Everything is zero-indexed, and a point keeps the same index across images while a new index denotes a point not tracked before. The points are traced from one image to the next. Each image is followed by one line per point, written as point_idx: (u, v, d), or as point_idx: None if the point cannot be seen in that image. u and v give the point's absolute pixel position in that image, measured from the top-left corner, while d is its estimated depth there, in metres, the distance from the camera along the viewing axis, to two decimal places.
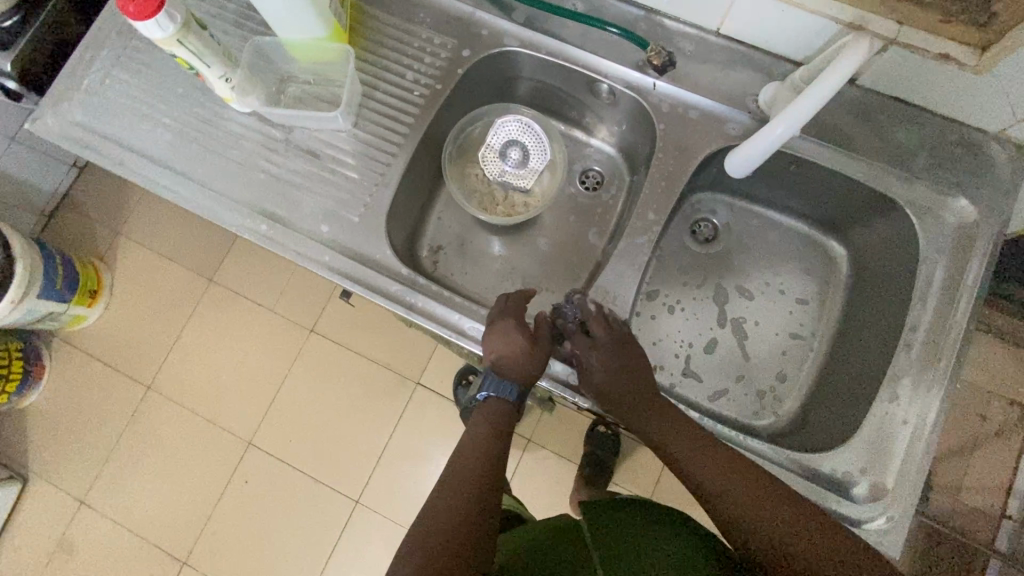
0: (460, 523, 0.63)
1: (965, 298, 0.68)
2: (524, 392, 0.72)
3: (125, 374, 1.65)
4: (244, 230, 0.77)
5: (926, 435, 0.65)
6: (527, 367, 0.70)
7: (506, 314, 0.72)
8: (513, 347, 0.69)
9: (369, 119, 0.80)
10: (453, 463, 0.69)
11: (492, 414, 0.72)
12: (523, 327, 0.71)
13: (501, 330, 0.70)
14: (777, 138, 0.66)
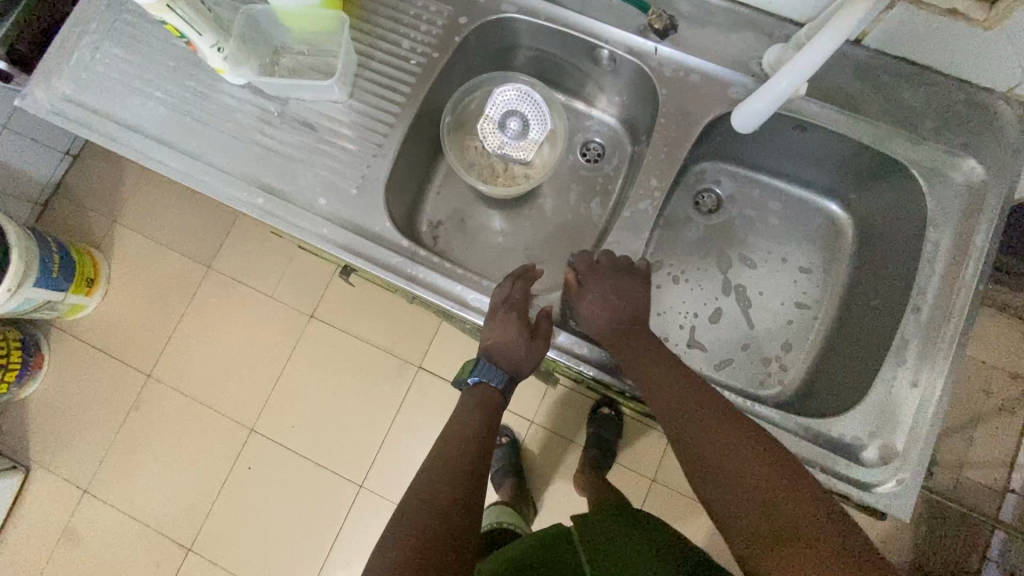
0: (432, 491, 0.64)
1: (974, 260, 0.67)
2: (513, 384, 0.74)
3: (125, 363, 1.64)
4: (243, 206, 0.76)
5: (935, 398, 0.64)
6: (521, 364, 0.71)
7: (510, 306, 0.71)
8: (510, 341, 0.70)
9: (366, 90, 0.79)
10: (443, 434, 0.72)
11: (481, 403, 0.72)
12: (523, 320, 0.70)
13: (501, 322, 0.70)
14: (782, 91, 0.65)
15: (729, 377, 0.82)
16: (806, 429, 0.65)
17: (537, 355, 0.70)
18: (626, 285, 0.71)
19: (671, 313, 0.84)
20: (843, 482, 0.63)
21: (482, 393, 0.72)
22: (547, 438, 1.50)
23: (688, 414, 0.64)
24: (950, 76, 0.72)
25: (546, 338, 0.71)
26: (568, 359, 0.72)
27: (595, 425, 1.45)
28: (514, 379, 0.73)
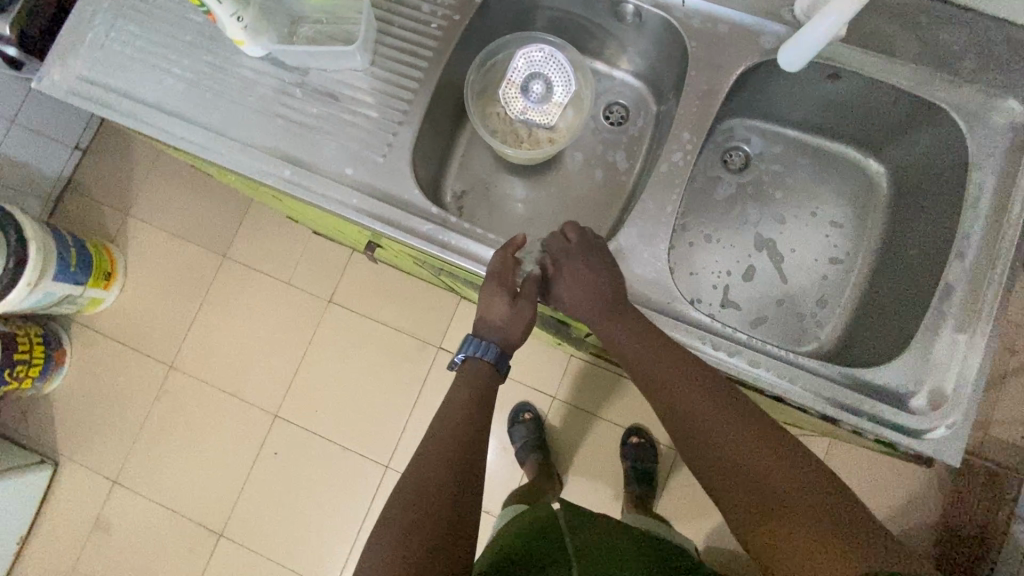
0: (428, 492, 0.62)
1: (1019, 201, 0.65)
2: (507, 353, 0.72)
3: (146, 355, 1.65)
4: (268, 179, 0.75)
5: (982, 344, 0.63)
6: (509, 330, 0.70)
7: (494, 276, 0.69)
8: (495, 311, 0.69)
9: (387, 56, 0.78)
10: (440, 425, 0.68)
11: (470, 378, 0.71)
12: (506, 289, 0.69)
13: (484, 293, 0.70)
14: (839, 16, 0.61)
15: (765, 334, 0.81)
16: (842, 377, 0.65)
17: (523, 319, 0.69)
18: (601, 264, 0.68)
19: (703, 273, 0.84)
20: (888, 428, 0.63)
21: (473, 367, 0.71)
22: (571, 414, 1.52)
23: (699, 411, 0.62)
24: (989, 16, 0.70)
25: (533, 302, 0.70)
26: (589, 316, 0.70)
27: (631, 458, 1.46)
28: (506, 347, 0.71)
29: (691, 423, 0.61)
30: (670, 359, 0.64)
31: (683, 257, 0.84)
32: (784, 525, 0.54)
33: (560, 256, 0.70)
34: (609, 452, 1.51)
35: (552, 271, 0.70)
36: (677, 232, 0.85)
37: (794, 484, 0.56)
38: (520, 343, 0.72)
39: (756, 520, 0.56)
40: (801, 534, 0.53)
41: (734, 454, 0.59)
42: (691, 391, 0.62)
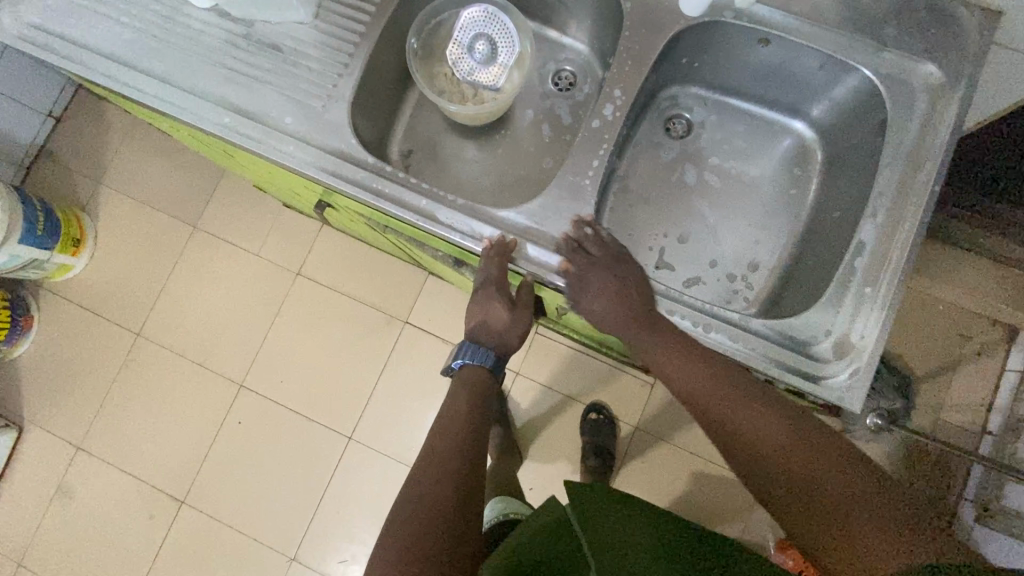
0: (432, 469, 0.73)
1: (930, 162, 0.68)
2: (501, 352, 0.84)
3: (115, 322, 1.66)
4: (210, 126, 0.77)
5: (889, 296, 0.65)
6: (505, 334, 0.81)
7: (487, 283, 0.75)
8: (492, 316, 0.79)
9: (332, 11, 0.80)
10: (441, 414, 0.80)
11: (469, 377, 0.82)
12: (502, 299, 0.77)
13: (484, 300, 0.77)
14: None
15: (697, 294, 0.83)
16: (761, 331, 0.68)
17: (517, 325, 0.80)
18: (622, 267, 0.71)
19: (641, 236, 0.86)
20: (796, 376, 0.65)
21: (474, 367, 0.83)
22: (534, 389, 1.54)
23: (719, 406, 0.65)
24: None
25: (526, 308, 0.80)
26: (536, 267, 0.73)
27: (589, 434, 1.48)
28: (500, 347, 0.82)
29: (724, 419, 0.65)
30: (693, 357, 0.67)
31: (621, 220, 0.87)
32: (850, 532, 0.56)
33: (587, 270, 0.70)
34: (569, 428, 1.53)
35: (572, 282, 0.71)
36: (617, 196, 0.88)
37: (844, 478, 0.58)
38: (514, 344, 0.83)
39: (798, 509, 0.60)
40: (846, 521, 0.56)
41: (772, 452, 0.62)
42: (740, 406, 0.64)
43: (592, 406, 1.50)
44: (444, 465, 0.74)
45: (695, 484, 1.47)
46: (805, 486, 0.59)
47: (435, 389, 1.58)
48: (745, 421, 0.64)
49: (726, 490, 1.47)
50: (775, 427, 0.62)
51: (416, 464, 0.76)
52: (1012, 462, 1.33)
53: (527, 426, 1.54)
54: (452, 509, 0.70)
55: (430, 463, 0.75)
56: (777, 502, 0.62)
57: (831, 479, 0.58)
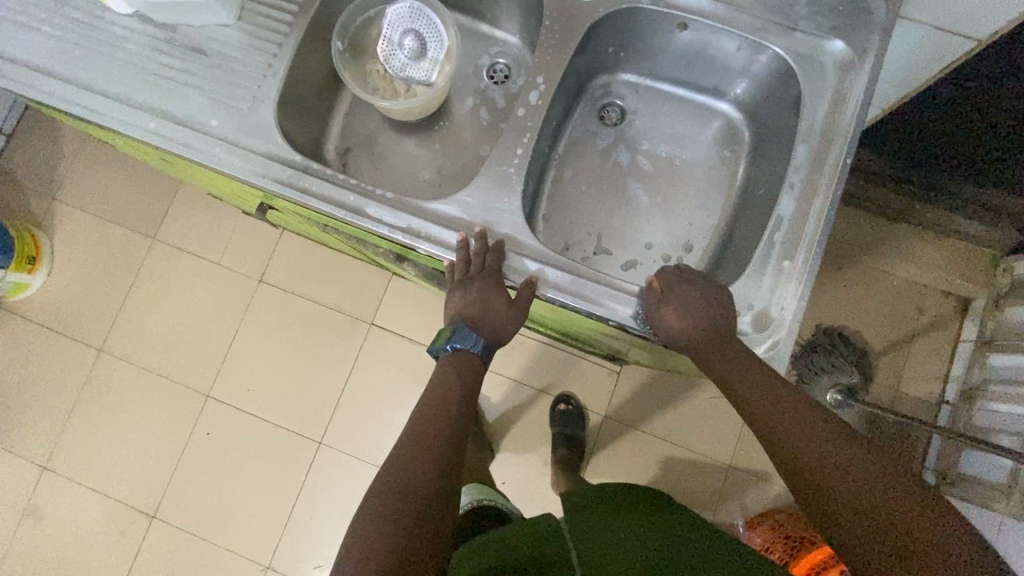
0: (412, 461, 0.68)
1: (842, 136, 0.70)
2: (493, 347, 0.76)
3: (75, 339, 1.63)
4: (135, 131, 0.76)
5: (804, 270, 0.68)
6: (501, 328, 0.74)
7: (485, 273, 0.71)
8: (489, 306, 0.72)
9: (256, 12, 0.80)
10: (424, 403, 0.74)
11: (459, 368, 0.74)
12: (501, 290, 0.72)
13: (483, 289, 0.71)
14: None
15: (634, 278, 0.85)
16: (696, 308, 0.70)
17: (517, 320, 0.73)
18: (713, 292, 0.69)
19: (579, 223, 0.88)
20: None
21: (467, 358, 0.75)
22: (502, 384, 1.55)
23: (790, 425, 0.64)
24: None
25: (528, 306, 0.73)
26: (439, 250, 0.73)
27: (559, 425, 1.48)
28: (494, 341, 0.75)
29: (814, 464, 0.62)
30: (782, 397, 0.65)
31: (559, 208, 0.88)
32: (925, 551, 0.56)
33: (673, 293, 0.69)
34: (539, 421, 1.53)
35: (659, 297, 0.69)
36: (554, 185, 0.89)
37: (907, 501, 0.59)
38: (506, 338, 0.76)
39: (873, 539, 0.58)
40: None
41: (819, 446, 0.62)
42: (808, 429, 0.63)
43: (560, 396, 1.51)
44: (424, 463, 0.68)
45: (665, 469, 1.49)
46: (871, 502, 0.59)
47: (403, 389, 1.58)
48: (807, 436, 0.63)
49: (696, 473, 1.48)
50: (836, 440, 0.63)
51: (396, 450, 0.70)
52: (967, 430, 1.36)
53: (497, 421, 1.54)
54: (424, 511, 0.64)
55: (409, 455, 0.69)
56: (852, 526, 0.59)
57: (896, 507, 0.58)
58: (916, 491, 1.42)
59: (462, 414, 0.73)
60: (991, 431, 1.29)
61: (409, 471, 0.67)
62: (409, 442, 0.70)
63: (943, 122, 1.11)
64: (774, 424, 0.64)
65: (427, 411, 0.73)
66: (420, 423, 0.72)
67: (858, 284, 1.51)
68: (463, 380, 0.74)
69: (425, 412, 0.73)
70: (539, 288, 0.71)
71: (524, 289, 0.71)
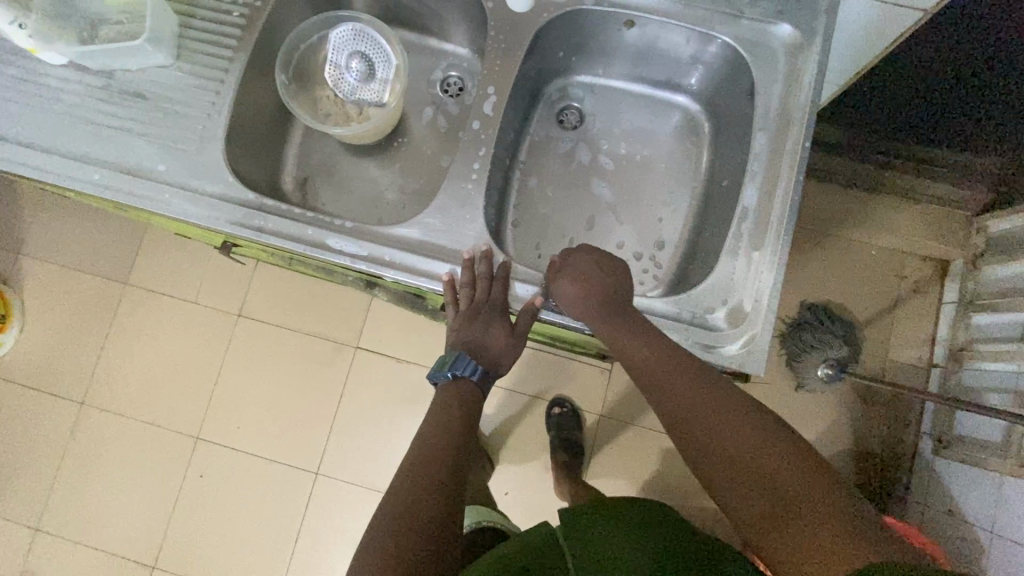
0: (418, 484, 0.65)
1: (798, 120, 0.70)
2: (492, 374, 0.75)
3: (55, 395, 1.59)
4: (79, 184, 0.74)
5: (774, 258, 0.67)
6: (502, 358, 0.74)
7: (491, 302, 0.71)
8: (492, 336, 0.72)
9: (194, 49, 0.78)
10: (428, 425, 0.71)
11: (460, 396, 0.73)
12: (505, 321, 0.72)
13: (487, 316, 0.71)
14: None
15: None
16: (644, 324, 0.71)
17: (517, 349, 0.74)
18: (607, 264, 0.71)
19: (547, 231, 0.86)
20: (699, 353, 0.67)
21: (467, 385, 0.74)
22: (494, 395, 1.53)
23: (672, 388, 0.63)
24: None
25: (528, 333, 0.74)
26: (406, 276, 0.71)
27: (555, 428, 1.47)
28: (492, 370, 0.75)
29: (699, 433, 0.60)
30: (681, 372, 0.63)
31: (526, 217, 0.87)
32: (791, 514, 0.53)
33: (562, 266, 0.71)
34: (535, 427, 1.52)
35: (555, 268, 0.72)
36: (518, 195, 0.88)
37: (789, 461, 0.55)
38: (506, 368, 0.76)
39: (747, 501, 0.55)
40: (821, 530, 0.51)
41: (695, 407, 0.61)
42: (689, 390, 0.62)
43: (554, 400, 1.50)
44: (429, 487, 0.65)
45: (666, 461, 1.48)
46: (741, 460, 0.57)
47: (395, 410, 1.56)
48: (687, 399, 0.62)
49: None
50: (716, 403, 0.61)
51: (400, 474, 0.67)
52: (958, 392, 1.37)
53: (493, 432, 1.52)
54: (428, 539, 0.61)
55: (415, 478, 0.66)
56: (727, 487, 0.57)
57: (770, 471, 0.55)
58: (915, 456, 1.44)
59: (466, 437, 0.71)
60: (982, 391, 1.29)
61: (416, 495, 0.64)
62: (416, 464, 0.68)
63: (905, 90, 1.11)
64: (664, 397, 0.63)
65: (431, 433, 0.70)
66: (427, 445, 0.69)
67: (838, 257, 1.51)
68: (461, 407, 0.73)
69: (431, 433, 0.70)
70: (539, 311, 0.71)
71: (525, 318, 0.71)
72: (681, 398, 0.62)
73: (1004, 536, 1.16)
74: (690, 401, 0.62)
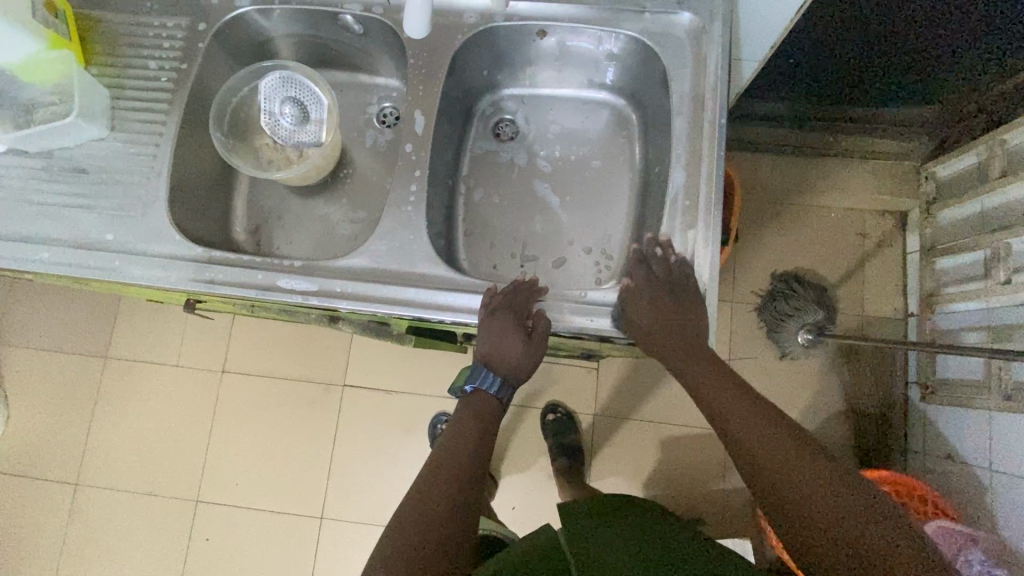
0: (439, 486, 0.69)
1: (711, 99, 0.73)
2: (511, 386, 0.76)
3: (48, 479, 1.58)
4: (29, 264, 0.75)
5: (709, 234, 0.70)
6: (518, 368, 0.73)
7: (505, 312, 0.70)
8: (506, 348, 0.71)
9: (128, 118, 0.80)
10: (449, 436, 0.74)
11: (477, 409, 0.75)
12: (519, 332, 0.70)
13: (493, 333, 0.70)
14: None
15: (565, 277, 0.86)
16: None
17: (535, 357, 0.73)
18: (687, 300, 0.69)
19: (500, 241, 0.88)
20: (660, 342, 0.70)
21: (482, 400, 0.76)
22: None
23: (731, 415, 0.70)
24: None
25: (545, 341, 0.72)
26: (359, 305, 0.72)
27: (552, 435, 1.47)
28: (512, 380, 0.75)
29: (740, 441, 0.69)
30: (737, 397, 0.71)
31: (477, 231, 0.89)
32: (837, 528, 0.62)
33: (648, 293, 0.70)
34: (532, 437, 1.52)
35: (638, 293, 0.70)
36: (467, 210, 0.90)
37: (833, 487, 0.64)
38: (528, 378, 0.76)
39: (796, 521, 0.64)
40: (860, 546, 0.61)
41: (752, 434, 0.69)
42: (745, 416, 0.70)
43: (547, 405, 1.50)
44: (450, 491, 0.69)
45: (666, 450, 1.48)
46: (787, 489, 0.65)
47: (392, 440, 1.56)
48: (741, 423, 0.69)
49: (695, 445, 1.48)
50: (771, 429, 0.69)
51: (421, 476, 0.71)
52: (936, 336, 1.39)
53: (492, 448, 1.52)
54: (448, 536, 0.66)
55: (435, 481, 0.70)
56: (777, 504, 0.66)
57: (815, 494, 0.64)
58: (908, 406, 1.45)
59: (480, 447, 0.73)
60: (958, 332, 1.31)
61: (438, 497, 0.68)
62: (437, 469, 0.71)
63: (829, 45, 1.16)
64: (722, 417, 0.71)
65: (452, 443, 0.73)
66: (448, 454, 0.72)
67: (799, 223, 1.55)
68: (467, 456, 0.72)
69: (452, 443, 0.73)
70: (550, 318, 0.71)
71: (539, 325, 0.70)
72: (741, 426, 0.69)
73: (1001, 470, 1.17)
74: (749, 424, 0.69)
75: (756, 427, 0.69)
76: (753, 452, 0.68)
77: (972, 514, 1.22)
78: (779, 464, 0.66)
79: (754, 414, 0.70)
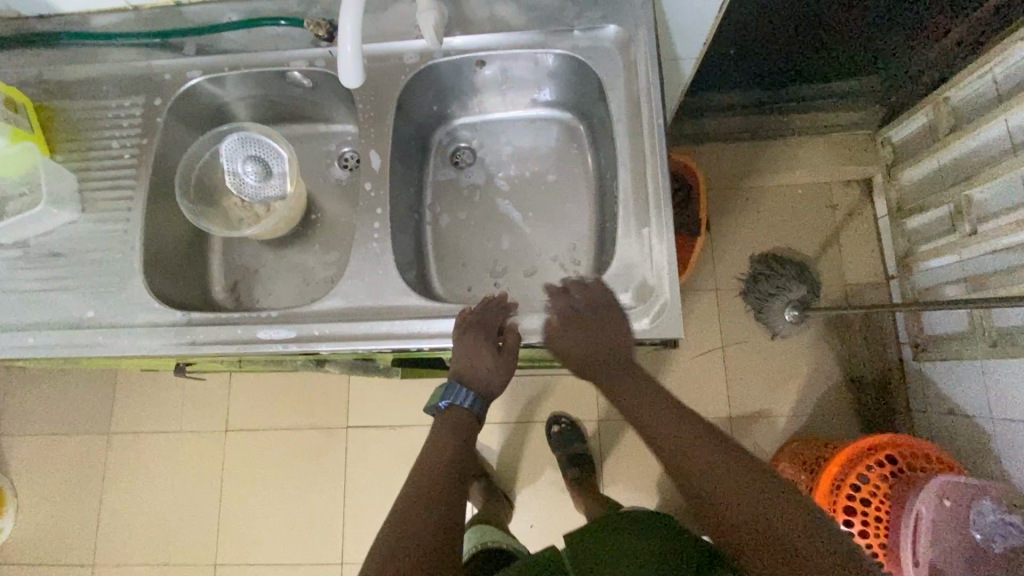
0: (427, 484, 0.72)
1: (646, 102, 0.77)
2: (484, 401, 0.79)
3: (64, 564, 1.57)
4: (15, 350, 0.77)
5: (663, 229, 0.73)
6: (490, 382, 0.76)
7: (474, 330, 0.73)
8: (477, 363, 0.73)
9: (96, 198, 0.83)
10: (434, 440, 0.77)
11: (455, 423, 0.78)
12: (490, 347, 0.72)
13: (466, 350, 0.72)
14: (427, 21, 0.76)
15: (539, 288, 0.88)
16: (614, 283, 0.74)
17: (507, 370, 0.75)
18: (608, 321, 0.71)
19: (472, 263, 0.91)
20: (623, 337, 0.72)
21: (459, 416, 0.78)
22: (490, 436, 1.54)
23: (687, 447, 0.69)
24: None
25: (515, 355, 0.74)
26: (338, 345, 0.74)
27: (560, 447, 1.46)
28: (486, 394, 0.78)
29: (696, 481, 0.67)
30: (686, 428, 0.71)
31: (447, 256, 0.92)
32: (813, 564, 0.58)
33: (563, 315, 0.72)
34: (539, 451, 1.52)
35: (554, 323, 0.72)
36: (436, 238, 0.93)
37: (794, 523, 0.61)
38: (501, 391, 0.79)
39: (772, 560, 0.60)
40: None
41: (710, 472, 0.66)
42: (697, 444, 0.69)
43: (550, 418, 1.50)
44: (437, 488, 0.72)
45: None
46: (759, 526, 0.62)
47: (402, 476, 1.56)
48: (696, 461, 0.68)
49: None
50: (729, 466, 0.67)
51: (411, 477, 0.74)
52: (917, 296, 1.41)
53: (501, 469, 1.51)
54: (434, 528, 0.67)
55: (424, 481, 0.73)
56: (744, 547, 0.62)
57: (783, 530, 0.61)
58: (904, 368, 1.47)
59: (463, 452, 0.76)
60: (937, 287, 1.33)
61: (426, 493, 0.71)
62: (425, 470, 0.74)
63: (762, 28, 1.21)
64: (677, 453, 0.69)
65: (437, 446, 0.76)
66: (434, 454, 0.76)
67: (769, 204, 1.58)
68: (450, 460, 0.75)
69: (437, 445, 0.77)
70: (521, 330, 0.73)
71: (509, 338, 0.73)
72: (697, 461, 0.68)
73: (1001, 417, 1.18)
74: (705, 460, 0.68)
75: (708, 462, 0.67)
76: (711, 493, 0.66)
77: (981, 465, 1.23)
78: (741, 503, 0.64)
79: (704, 449, 0.68)
